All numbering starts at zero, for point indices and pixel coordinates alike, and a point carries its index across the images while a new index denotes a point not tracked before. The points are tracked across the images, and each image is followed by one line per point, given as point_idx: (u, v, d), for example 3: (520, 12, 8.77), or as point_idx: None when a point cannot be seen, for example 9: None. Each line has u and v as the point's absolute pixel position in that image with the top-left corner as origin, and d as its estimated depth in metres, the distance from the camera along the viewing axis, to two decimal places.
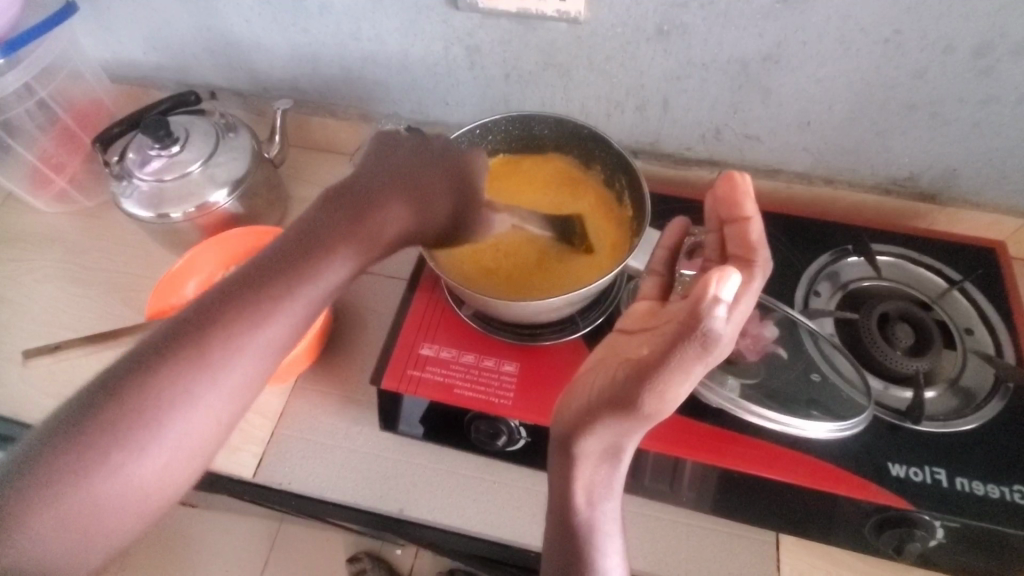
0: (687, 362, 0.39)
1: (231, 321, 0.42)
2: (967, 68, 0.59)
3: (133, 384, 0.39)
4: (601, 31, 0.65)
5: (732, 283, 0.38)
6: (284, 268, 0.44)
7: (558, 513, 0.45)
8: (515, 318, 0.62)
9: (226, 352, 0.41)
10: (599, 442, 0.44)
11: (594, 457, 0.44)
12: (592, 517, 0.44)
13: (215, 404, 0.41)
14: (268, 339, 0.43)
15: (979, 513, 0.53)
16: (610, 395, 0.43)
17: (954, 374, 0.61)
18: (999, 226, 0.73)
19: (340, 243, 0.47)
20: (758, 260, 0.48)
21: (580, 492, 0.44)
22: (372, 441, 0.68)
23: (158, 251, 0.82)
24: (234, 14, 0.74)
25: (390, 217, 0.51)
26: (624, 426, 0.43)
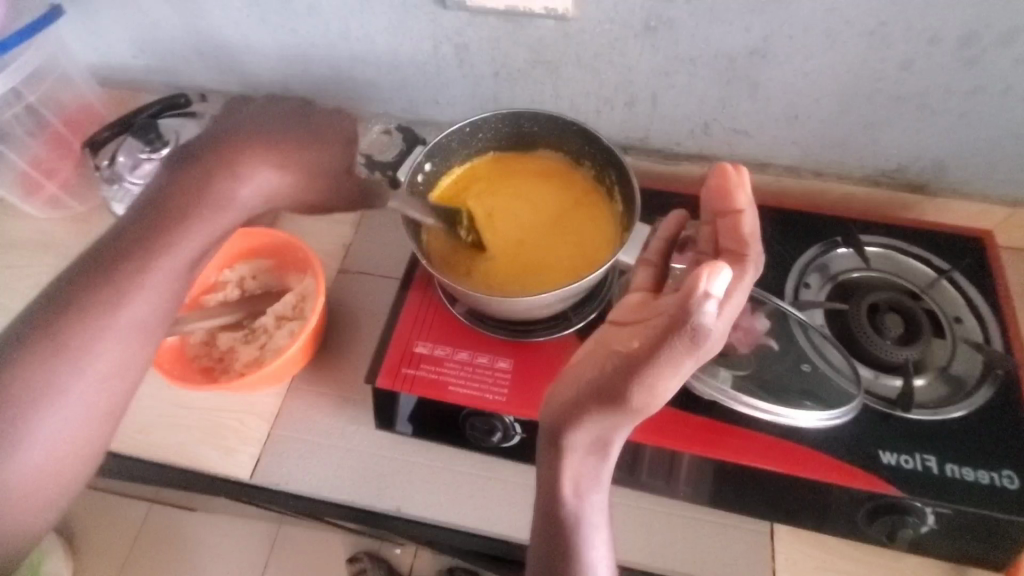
0: (675, 359, 0.40)
1: (119, 272, 0.50)
2: (952, 59, 0.60)
3: (28, 342, 0.47)
4: (589, 27, 0.65)
5: (721, 278, 0.39)
6: (129, 231, 0.53)
7: (546, 506, 0.45)
8: (508, 314, 0.62)
9: (110, 322, 0.49)
10: (588, 435, 0.44)
11: (583, 449, 0.45)
12: (580, 509, 0.45)
13: (118, 341, 0.49)
14: (148, 303, 0.51)
15: (969, 498, 0.54)
16: (599, 386, 0.43)
17: (944, 362, 0.61)
18: (987, 215, 0.74)
19: (204, 193, 0.55)
20: (751, 254, 0.49)
21: (567, 484, 0.45)
22: (369, 441, 0.68)
23: None
24: (222, 16, 0.74)
25: (248, 184, 0.57)
26: (612, 420, 0.43)
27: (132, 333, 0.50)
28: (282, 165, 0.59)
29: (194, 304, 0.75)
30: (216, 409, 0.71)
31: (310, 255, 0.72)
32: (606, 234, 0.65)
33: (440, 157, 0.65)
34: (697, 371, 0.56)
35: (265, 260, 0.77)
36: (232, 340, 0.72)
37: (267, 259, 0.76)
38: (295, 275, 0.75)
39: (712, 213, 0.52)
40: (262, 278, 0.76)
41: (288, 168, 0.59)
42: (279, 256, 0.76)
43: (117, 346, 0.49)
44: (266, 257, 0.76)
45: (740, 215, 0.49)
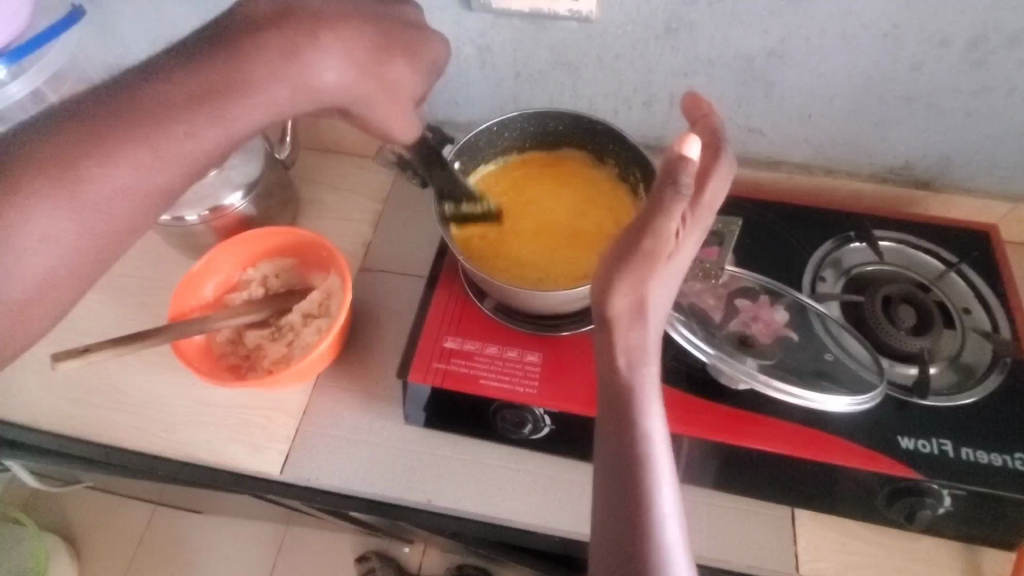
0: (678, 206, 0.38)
1: (171, 111, 0.42)
2: (961, 60, 0.63)
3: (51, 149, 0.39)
4: (611, 29, 0.67)
5: (693, 145, 0.40)
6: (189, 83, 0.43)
7: (605, 389, 0.42)
8: (538, 308, 0.63)
9: (134, 151, 0.41)
10: (628, 300, 0.40)
11: (626, 317, 0.41)
12: (640, 384, 0.41)
13: (116, 195, 0.41)
14: (174, 151, 0.42)
15: (984, 480, 0.56)
16: (620, 249, 0.40)
17: (954, 352, 0.64)
18: (989, 211, 0.76)
19: (261, 61, 0.44)
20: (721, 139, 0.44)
21: (621, 357, 0.41)
22: (397, 436, 0.69)
23: (171, 255, 0.82)
24: None
25: (334, 56, 0.47)
26: (644, 274, 0.40)
27: (130, 193, 0.41)
28: (410, 56, 0.52)
29: (218, 303, 0.75)
30: (244, 406, 0.71)
31: (335, 253, 0.74)
32: (601, 184, 0.69)
33: (467, 156, 0.66)
34: (725, 358, 0.58)
35: (289, 258, 0.78)
36: (259, 338, 0.72)
37: (291, 257, 0.77)
38: (317, 273, 0.76)
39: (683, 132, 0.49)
40: (285, 276, 0.77)
41: (334, 45, 0.46)
42: (301, 255, 0.77)
43: (151, 176, 0.42)
44: (289, 255, 0.77)
45: (708, 116, 0.45)
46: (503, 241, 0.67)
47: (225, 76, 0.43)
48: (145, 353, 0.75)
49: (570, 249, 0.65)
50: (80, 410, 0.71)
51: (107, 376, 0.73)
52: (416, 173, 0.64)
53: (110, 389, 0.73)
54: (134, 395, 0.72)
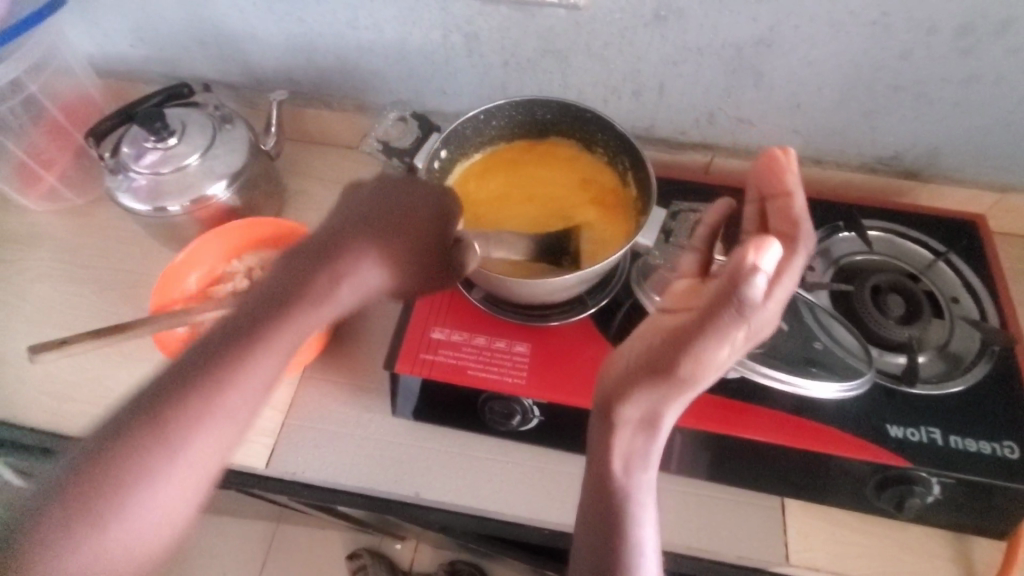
0: (725, 335, 0.41)
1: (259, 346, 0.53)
2: (950, 47, 0.62)
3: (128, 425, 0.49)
4: (599, 16, 0.66)
5: (771, 253, 0.40)
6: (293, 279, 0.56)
7: (597, 485, 0.46)
8: (526, 297, 0.63)
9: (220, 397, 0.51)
10: (638, 412, 0.44)
11: (633, 425, 0.44)
12: (634, 491, 0.46)
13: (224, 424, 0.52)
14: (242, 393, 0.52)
15: (972, 467, 0.56)
16: (647, 360, 0.44)
17: (943, 341, 0.64)
18: (977, 201, 0.77)
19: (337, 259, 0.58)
20: (801, 240, 0.52)
21: (618, 459, 0.45)
22: (385, 429, 0.68)
23: (153, 246, 0.81)
24: (228, 4, 0.74)
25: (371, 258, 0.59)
26: (664, 393, 0.43)
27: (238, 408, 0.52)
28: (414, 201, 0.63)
29: (201, 295, 0.74)
30: None
31: None
32: (582, 164, 0.69)
33: (454, 144, 0.65)
34: None
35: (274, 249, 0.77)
36: None
37: (277, 249, 0.77)
38: None
39: (759, 195, 0.58)
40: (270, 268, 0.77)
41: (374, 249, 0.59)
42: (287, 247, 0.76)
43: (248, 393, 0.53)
44: (275, 247, 0.77)
45: (788, 195, 0.55)
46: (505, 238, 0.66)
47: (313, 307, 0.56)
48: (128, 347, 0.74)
49: (567, 216, 0.67)
50: (60, 405, 0.70)
51: (87, 371, 0.72)
52: (402, 159, 0.67)
53: (92, 383, 0.71)
54: (117, 389, 0.71)
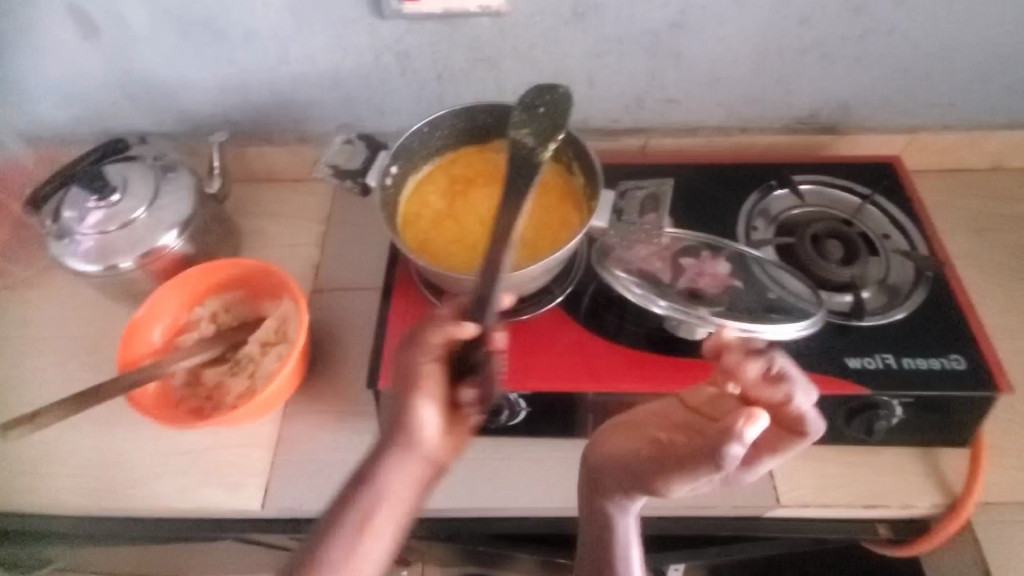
0: (700, 473, 0.46)
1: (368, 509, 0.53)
2: (842, 8, 0.69)
3: None
4: (521, 20, 0.69)
5: (755, 427, 0.40)
6: (406, 412, 0.56)
7: (588, 518, 0.58)
8: (495, 294, 0.65)
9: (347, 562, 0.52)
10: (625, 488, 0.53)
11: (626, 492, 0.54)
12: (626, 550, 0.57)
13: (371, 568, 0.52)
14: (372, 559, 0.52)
15: (925, 383, 0.61)
16: (647, 464, 0.50)
17: (882, 275, 0.69)
18: (890, 144, 0.83)
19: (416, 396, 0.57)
20: (791, 376, 0.45)
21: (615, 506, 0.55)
22: (376, 449, 0.68)
23: (109, 307, 0.79)
24: (154, 55, 0.74)
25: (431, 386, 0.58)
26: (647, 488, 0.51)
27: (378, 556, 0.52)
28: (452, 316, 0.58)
29: (167, 348, 0.73)
30: (213, 447, 0.69)
31: (284, 277, 0.73)
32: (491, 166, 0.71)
33: (403, 158, 0.68)
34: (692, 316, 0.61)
35: (236, 291, 0.76)
36: (217, 375, 0.71)
37: (239, 289, 0.76)
38: (268, 301, 0.75)
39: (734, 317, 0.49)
40: (235, 310, 0.76)
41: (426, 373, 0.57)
42: (250, 286, 0.76)
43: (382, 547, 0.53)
44: (237, 288, 0.76)
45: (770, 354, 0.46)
46: (494, 246, 0.66)
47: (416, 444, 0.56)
48: (100, 412, 0.72)
49: None
50: (35, 483, 0.68)
51: (60, 444, 0.70)
52: (355, 181, 0.67)
53: (67, 455, 0.69)
54: (94, 458, 0.69)
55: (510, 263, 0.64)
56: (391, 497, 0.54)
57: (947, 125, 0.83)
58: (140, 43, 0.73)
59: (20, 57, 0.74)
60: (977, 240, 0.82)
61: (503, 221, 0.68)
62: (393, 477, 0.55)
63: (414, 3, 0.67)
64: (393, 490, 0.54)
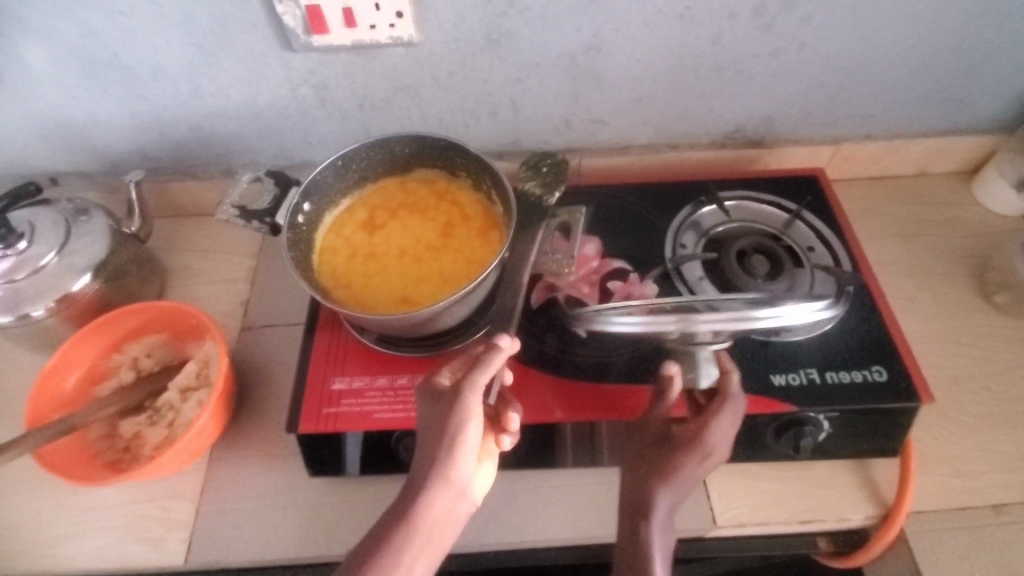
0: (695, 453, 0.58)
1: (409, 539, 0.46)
2: (753, 27, 0.69)
3: None
4: (436, 49, 0.68)
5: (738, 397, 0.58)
6: (451, 431, 0.50)
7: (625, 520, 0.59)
8: (416, 330, 0.63)
9: None
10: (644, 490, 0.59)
11: (647, 494, 0.58)
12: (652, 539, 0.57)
13: None
14: None
15: (849, 397, 0.61)
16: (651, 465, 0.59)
17: (810, 289, 0.69)
18: (817, 156, 0.85)
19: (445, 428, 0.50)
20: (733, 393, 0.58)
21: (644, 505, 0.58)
22: (305, 493, 0.66)
23: (24, 356, 0.76)
24: (61, 95, 0.71)
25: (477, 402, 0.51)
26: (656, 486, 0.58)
27: None
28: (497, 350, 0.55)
29: (84, 398, 0.70)
30: (133, 500, 0.66)
31: (205, 318, 0.71)
32: (411, 195, 0.70)
33: (317, 195, 0.66)
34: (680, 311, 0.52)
35: (157, 334, 0.74)
36: (136, 425, 0.68)
37: (160, 333, 0.73)
38: (191, 343, 0.73)
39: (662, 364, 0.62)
40: (157, 354, 0.73)
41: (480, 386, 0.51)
42: (171, 328, 0.73)
43: None
44: (158, 331, 0.73)
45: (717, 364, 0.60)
46: (413, 280, 0.63)
47: (438, 488, 0.49)
48: (15, 470, 0.69)
49: (428, 236, 0.67)
50: None
51: None
52: (262, 221, 0.66)
53: None
54: (4, 519, 0.66)
55: (430, 297, 0.62)
56: (435, 527, 0.48)
57: (870, 134, 0.85)
58: (44, 83, 0.70)
59: None
60: (906, 245, 0.83)
61: (420, 253, 0.65)
62: (441, 501, 0.48)
63: (322, 36, 0.65)
64: (422, 533, 0.47)
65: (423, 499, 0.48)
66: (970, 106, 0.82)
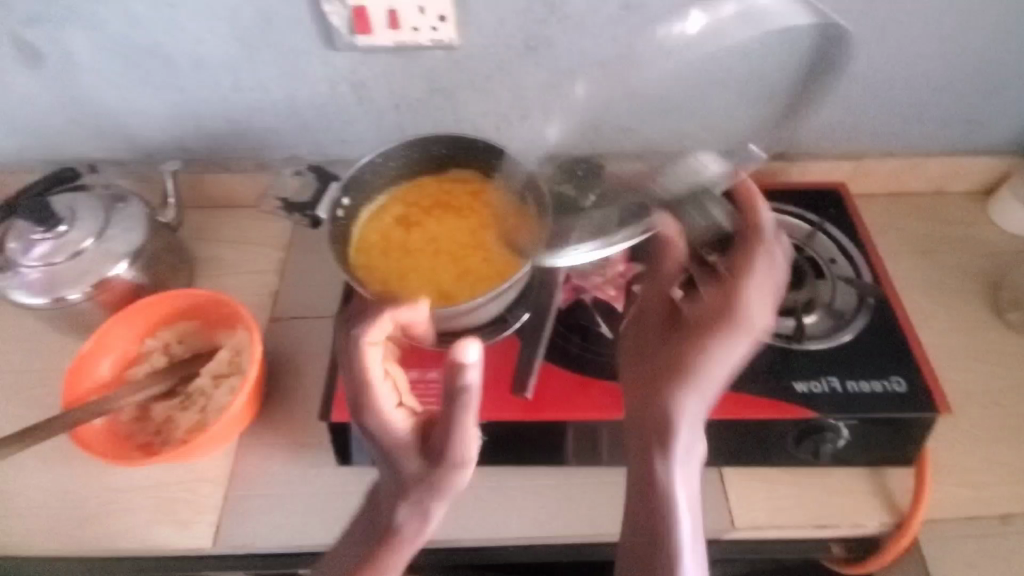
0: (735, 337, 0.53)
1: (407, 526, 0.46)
2: (784, 43, 0.71)
3: None
4: (474, 53, 0.70)
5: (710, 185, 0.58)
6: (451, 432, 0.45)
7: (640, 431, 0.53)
8: (449, 324, 0.66)
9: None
10: (670, 402, 0.52)
11: (672, 395, 0.52)
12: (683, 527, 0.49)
13: None
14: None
15: (868, 406, 0.62)
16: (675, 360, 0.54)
17: (829, 300, 0.71)
18: (838, 170, 0.86)
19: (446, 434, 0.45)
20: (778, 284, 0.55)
21: (664, 403, 0.52)
22: (332, 481, 0.67)
23: (56, 339, 0.77)
24: (105, 84, 0.73)
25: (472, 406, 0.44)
26: (676, 380, 0.53)
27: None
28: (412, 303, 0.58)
29: (117, 381, 0.72)
30: (162, 483, 0.68)
31: (238, 307, 0.72)
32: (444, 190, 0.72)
33: (355, 191, 0.69)
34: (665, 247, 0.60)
35: (188, 321, 0.75)
36: (168, 409, 0.69)
37: (192, 320, 0.74)
38: (222, 331, 0.74)
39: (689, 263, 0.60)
40: (188, 341, 0.74)
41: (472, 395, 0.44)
42: (203, 316, 0.74)
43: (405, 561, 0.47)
44: (189, 318, 0.74)
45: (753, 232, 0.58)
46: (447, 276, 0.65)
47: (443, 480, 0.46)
48: (45, 451, 0.70)
49: (461, 233, 0.68)
50: None
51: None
52: (304, 214, 0.71)
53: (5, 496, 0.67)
54: (35, 497, 0.67)
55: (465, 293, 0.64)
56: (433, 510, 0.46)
57: (891, 151, 0.87)
58: (89, 72, 0.72)
59: None
60: (923, 261, 0.85)
61: (454, 249, 0.67)
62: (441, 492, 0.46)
63: (365, 36, 0.67)
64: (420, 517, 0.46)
65: (422, 489, 0.46)
66: (989, 128, 0.84)
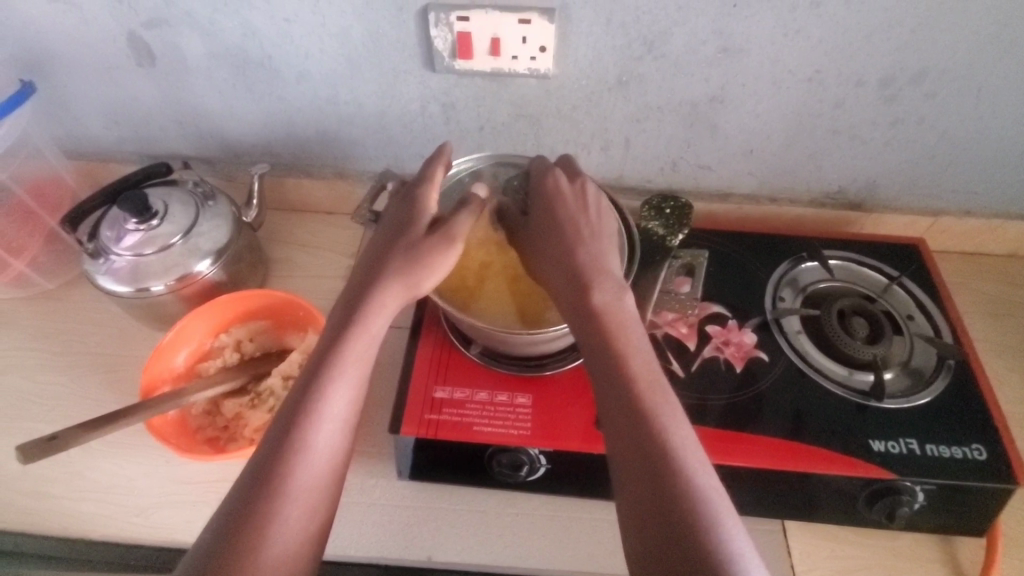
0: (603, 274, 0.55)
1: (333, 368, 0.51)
2: (877, 96, 0.71)
3: (261, 470, 0.47)
4: (567, 84, 0.72)
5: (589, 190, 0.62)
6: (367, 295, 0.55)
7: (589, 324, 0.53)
8: (525, 348, 0.65)
9: (317, 419, 0.49)
10: (607, 290, 0.54)
11: (612, 289, 0.54)
12: (686, 480, 0.44)
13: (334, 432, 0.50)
14: (326, 426, 0.49)
15: (949, 472, 0.60)
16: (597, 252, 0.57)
17: (905, 358, 0.70)
18: (914, 225, 0.85)
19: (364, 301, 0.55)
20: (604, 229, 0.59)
21: (605, 298, 0.54)
22: (391, 494, 0.68)
23: (133, 327, 0.79)
24: (206, 87, 0.76)
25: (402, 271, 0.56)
26: (612, 281, 0.55)
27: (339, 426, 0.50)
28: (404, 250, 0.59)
29: (190, 373, 0.74)
30: (224, 479, 0.69)
31: (312, 311, 0.74)
32: None
33: None
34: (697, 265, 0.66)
35: (262, 320, 0.77)
36: (237, 406, 0.71)
37: (266, 319, 0.77)
38: (293, 333, 0.76)
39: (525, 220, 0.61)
40: (259, 339, 0.77)
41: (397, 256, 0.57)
42: (277, 317, 0.77)
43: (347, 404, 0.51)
44: (264, 317, 0.77)
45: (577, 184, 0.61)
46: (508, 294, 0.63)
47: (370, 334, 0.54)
48: (115, 436, 0.72)
49: None
50: (37, 503, 0.67)
51: (70, 464, 0.70)
52: None
53: (76, 476, 0.69)
54: (102, 480, 0.68)
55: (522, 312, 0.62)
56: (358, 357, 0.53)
57: (971, 211, 0.85)
58: (194, 74, 0.75)
59: (76, 78, 0.76)
60: (997, 324, 0.83)
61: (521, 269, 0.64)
62: (361, 342, 0.53)
63: (465, 61, 0.68)
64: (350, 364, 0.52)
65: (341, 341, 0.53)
66: None
